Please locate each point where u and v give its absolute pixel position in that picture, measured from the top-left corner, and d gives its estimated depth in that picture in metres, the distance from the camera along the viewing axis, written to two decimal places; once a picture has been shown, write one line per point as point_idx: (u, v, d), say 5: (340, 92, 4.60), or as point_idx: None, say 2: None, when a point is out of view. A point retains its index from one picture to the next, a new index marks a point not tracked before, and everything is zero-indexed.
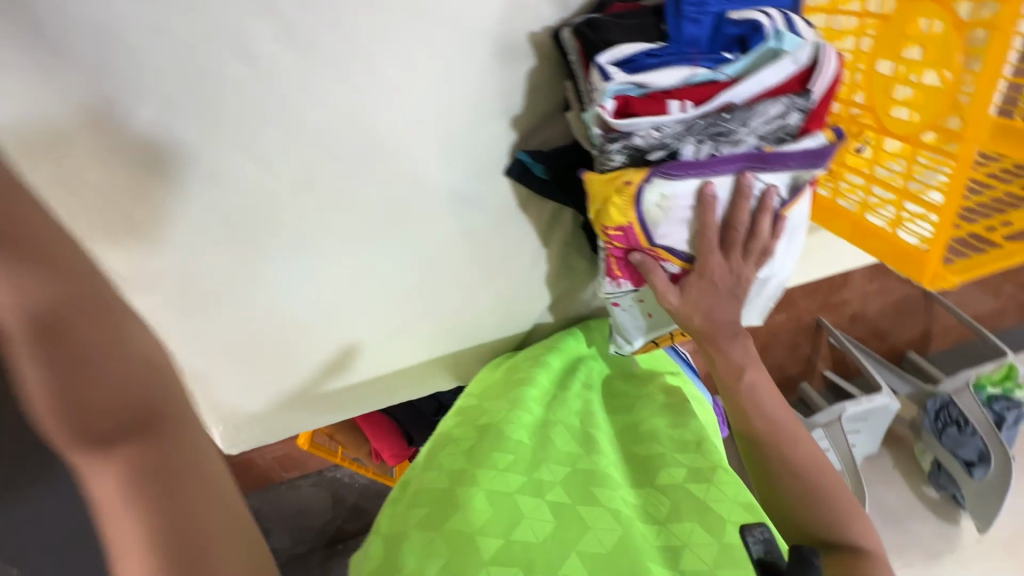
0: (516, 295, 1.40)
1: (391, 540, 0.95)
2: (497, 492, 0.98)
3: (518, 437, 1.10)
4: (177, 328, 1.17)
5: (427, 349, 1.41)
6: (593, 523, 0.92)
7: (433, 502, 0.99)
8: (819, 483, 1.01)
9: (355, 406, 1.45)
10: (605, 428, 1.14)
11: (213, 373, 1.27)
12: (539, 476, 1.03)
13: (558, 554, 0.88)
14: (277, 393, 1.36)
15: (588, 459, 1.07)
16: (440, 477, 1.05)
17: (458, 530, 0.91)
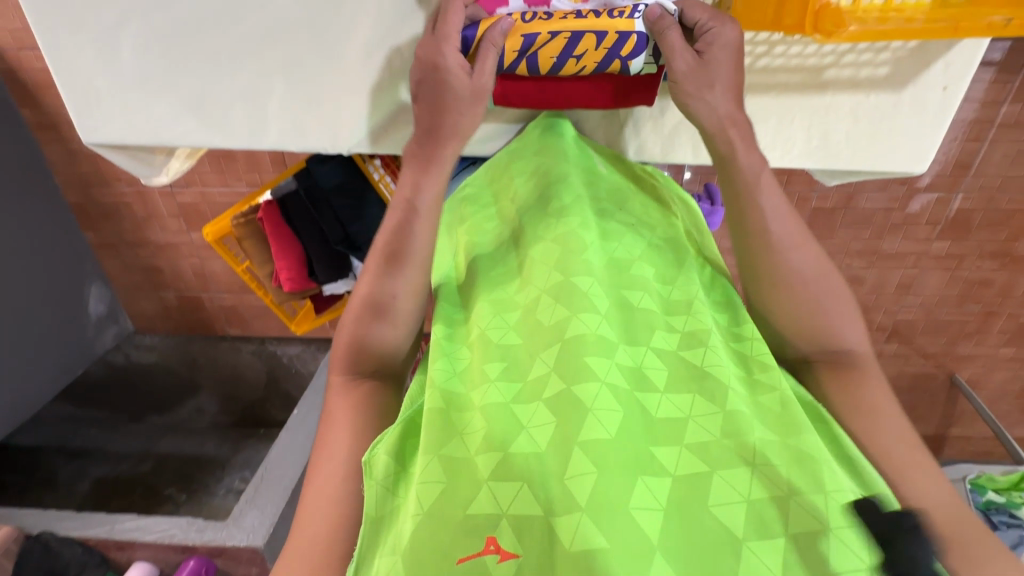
0: (385, 50, 0.67)
1: (512, 487, 0.43)
2: (614, 384, 0.47)
3: (517, 302, 0.57)
4: (95, 46, 0.68)
5: (388, 87, 0.69)
6: (730, 389, 0.49)
7: (495, 416, 0.47)
8: (818, 308, 0.60)
9: (286, 131, 0.73)
10: (613, 211, 0.65)
11: (102, 12, 0.66)
12: (574, 317, 0.51)
13: (721, 448, 0.46)
14: (180, 58, 0.69)
15: (641, 292, 0.57)
16: (495, 375, 0.51)
17: (609, 456, 0.43)
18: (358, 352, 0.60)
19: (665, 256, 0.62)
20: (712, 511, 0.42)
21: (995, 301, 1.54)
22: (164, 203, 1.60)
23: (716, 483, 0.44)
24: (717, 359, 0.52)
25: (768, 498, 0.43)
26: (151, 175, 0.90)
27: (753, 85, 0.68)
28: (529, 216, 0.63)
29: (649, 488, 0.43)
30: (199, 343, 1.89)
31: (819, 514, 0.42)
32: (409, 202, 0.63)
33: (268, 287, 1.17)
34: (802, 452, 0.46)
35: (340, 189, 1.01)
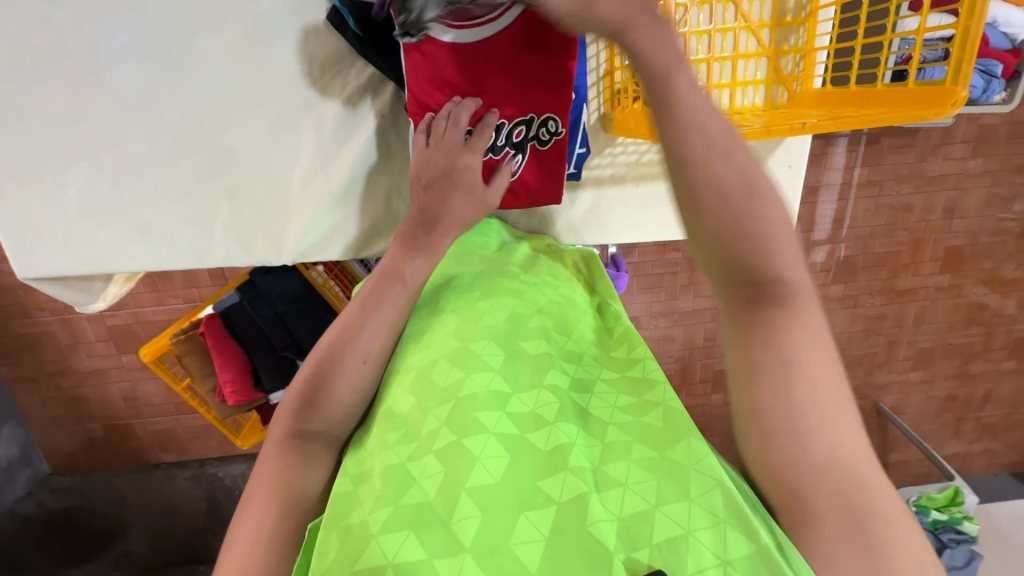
0: (329, 169, 0.75)
1: (398, 537, 0.40)
2: (503, 432, 0.46)
3: (412, 365, 0.56)
4: (42, 187, 0.72)
5: (331, 199, 0.77)
6: (610, 423, 0.49)
7: (387, 479, 0.45)
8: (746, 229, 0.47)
9: (233, 246, 0.78)
10: (514, 277, 0.67)
11: (54, 157, 0.71)
12: (467, 377, 0.51)
13: (599, 473, 0.44)
14: (129, 191, 0.74)
15: (536, 339, 0.56)
16: (394, 441, 0.48)
17: (494, 499, 0.42)
18: (306, 411, 0.54)
19: (558, 307, 0.63)
20: (591, 532, 0.39)
21: (895, 330, 1.74)
22: (92, 328, 1.54)
23: (595, 503, 0.41)
24: (602, 399, 0.52)
25: (641, 513, 0.41)
26: (87, 302, 0.89)
27: (644, 174, 0.83)
28: (439, 298, 0.65)
29: (530, 522, 0.40)
30: (127, 476, 1.74)
31: (690, 521, 0.40)
32: (395, 271, 0.61)
33: (210, 403, 1.14)
34: (675, 463, 0.44)
35: (284, 295, 1.04)
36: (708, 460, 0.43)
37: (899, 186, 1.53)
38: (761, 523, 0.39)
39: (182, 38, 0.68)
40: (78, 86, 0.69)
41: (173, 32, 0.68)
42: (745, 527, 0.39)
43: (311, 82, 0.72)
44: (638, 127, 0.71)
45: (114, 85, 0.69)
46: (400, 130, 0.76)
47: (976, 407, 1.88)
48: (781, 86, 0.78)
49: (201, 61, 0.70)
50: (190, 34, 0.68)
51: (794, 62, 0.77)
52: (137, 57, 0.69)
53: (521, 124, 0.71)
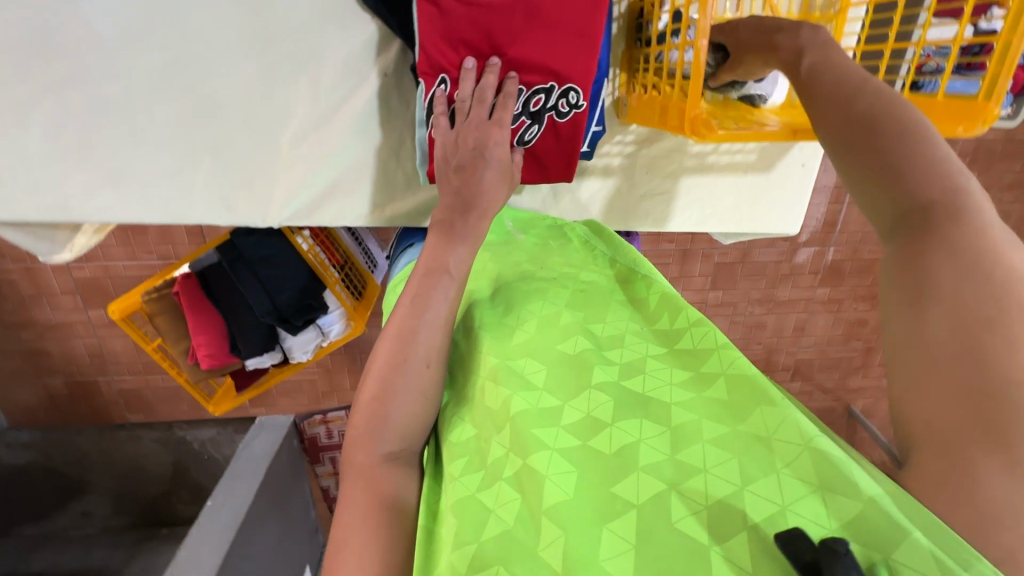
0: (326, 127, 0.71)
1: (489, 575, 0.37)
2: (564, 447, 0.43)
3: (467, 397, 0.53)
4: (3, 122, 0.66)
5: (328, 160, 0.72)
6: (672, 405, 0.45)
7: (458, 514, 0.43)
8: (875, 163, 0.47)
9: (217, 202, 0.72)
10: (542, 274, 0.63)
11: (17, 89, 0.64)
12: (514, 396, 0.47)
13: (675, 463, 0.40)
14: (102, 134, 0.68)
15: (573, 338, 0.52)
16: (461, 473, 0.46)
17: (573, 514, 0.39)
18: (378, 432, 0.48)
19: (591, 292, 0.60)
20: (680, 529, 0.36)
21: (873, 337, 1.77)
22: (57, 279, 1.46)
23: (674, 499, 0.38)
24: (655, 382, 0.48)
25: (726, 500, 0.37)
26: (52, 253, 0.83)
27: (652, 167, 0.79)
28: (478, 306, 0.61)
29: (615, 531, 0.37)
30: (89, 435, 1.65)
31: (782, 495, 0.36)
32: (439, 264, 0.55)
33: (182, 365, 1.09)
34: (754, 437, 0.40)
35: (267, 259, 0.99)
36: (817, 439, 0.39)
37: None
38: (861, 475, 0.36)
39: None
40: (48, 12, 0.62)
41: None
42: (844, 487, 0.35)
43: (309, 32, 0.66)
44: (656, 117, 0.67)
45: (86, 15, 0.63)
46: (403, 93, 0.71)
47: None
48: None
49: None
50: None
51: None
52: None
53: (540, 93, 0.67)
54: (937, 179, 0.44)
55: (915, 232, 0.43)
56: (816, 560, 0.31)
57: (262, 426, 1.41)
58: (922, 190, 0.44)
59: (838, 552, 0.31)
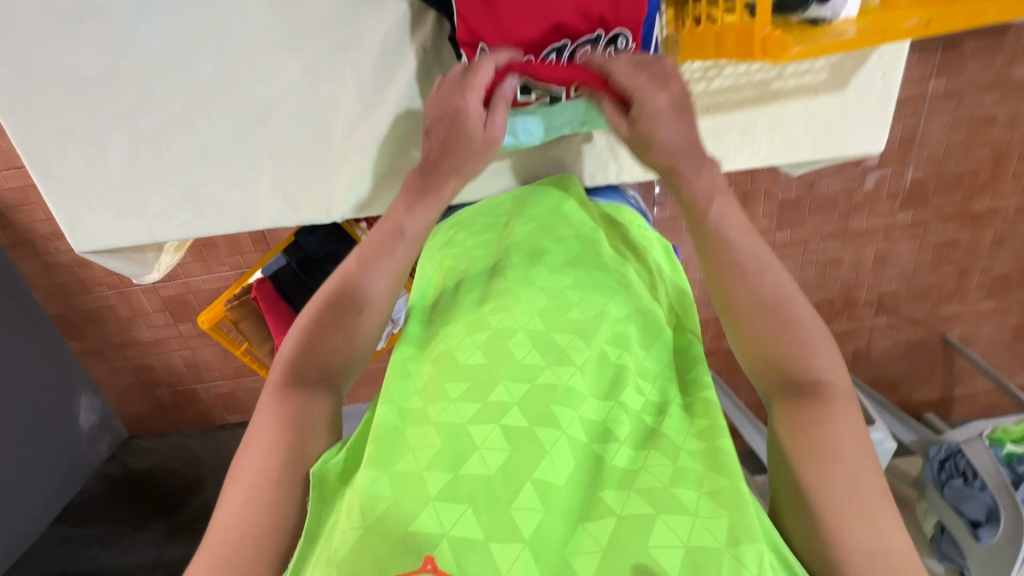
0: (373, 115, 0.71)
1: (457, 507, 0.43)
2: (574, 435, 0.48)
3: (487, 325, 0.57)
4: (85, 153, 0.70)
5: (378, 146, 0.72)
6: (684, 445, 0.48)
7: (444, 436, 0.47)
8: (777, 330, 0.53)
9: (282, 205, 0.75)
10: (579, 261, 0.65)
11: (93, 120, 0.68)
12: (546, 367, 0.52)
13: (667, 493, 0.44)
14: (172, 152, 0.71)
15: (619, 346, 0.55)
16: (456, 397, 0.50)
17: (554, 498, 0.44)
18: (308, 360, 0.56)
19: (648, 320, 0.60)
20: (652, 553, 0.40)
21: (968, 259, 1.61)
22: (148, 299, 1.58)
23: (657, 527, 0.42)
24: (674, 423, 0.51)
25: (709, 548, 0.41)
26: (143, 273, 0.90)
27: (710, 107, 0.74)
28: (512, 262, 0.65)
29: (587, 534, 0.43)
30: (198, 437, 1.84)
31: (760, 563, 0.39)
32: (395, 225, 0.62)
33: (270, 364, 1.15)
34: (741, 494, 0.43)
35: (332, 254, 1.03)
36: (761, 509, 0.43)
37: (982, 97, 1.37)
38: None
39: None
40: (109, 45, 0.65)
41: None
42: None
43: (346, 20, 0.66)
44: (710, 47, 0.62)
45: (141, 41, 0.65)
46: (444, 66, 0.70)
47: None
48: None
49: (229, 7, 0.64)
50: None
51: None
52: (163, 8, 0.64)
53: (586, 44, 0.65)
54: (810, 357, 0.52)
55: (799, 399, 0.50)
56: None
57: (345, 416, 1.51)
58: (799, 364, 0.52)
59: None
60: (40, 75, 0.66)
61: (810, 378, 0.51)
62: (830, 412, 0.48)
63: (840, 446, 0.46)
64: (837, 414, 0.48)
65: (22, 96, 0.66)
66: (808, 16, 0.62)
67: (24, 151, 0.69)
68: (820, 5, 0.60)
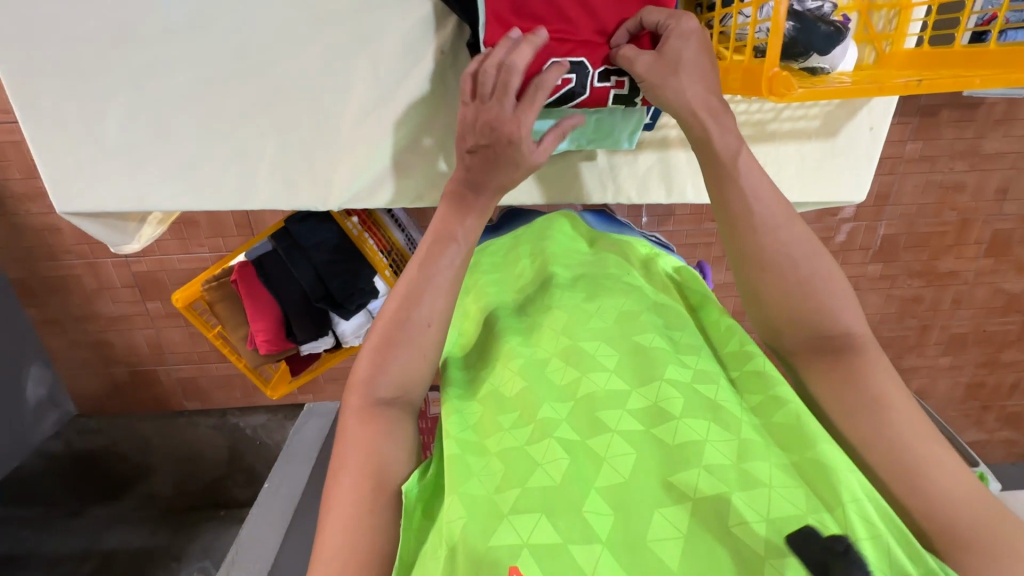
0: (384, 110, 0.71)
1: (530, 518, 0.43)
2: (626, 429, 0.48)
3: (525, 353, 0.57)
4: (81, 113, 0.69)
5: (387, 141, 0.73)
6: (743, 419, 0.49)
7: (504, 461, 0.48)
8: (801, 293, 0.52)
9: (283, 188, 0.74)
10: (619, 269, 0.66)
11: (94, 81, 0.67)
12: (585, 376, 0.52)
13: (739, 471, 0.45)
14: (172, 122, 0.70)
15: (650, 333, 0.56)
16: (508, 425, 0.51)
17: (628, 495, 0.44)
18: (375, 380, 0.53)
19: (667, 310, 0.60)
20: (736, 532, 0.41)
21: (929, 315, 1.69)
22: (118, 273, 1.53)
23: (735, 505, 0.42)
24: (727, 396, 0.51)
25: (795, 517, 0.42)
26: (123, 243, 0.88)
27: None
28: (535, 291, 0.66)
29: (667, 519, 0.42)
30: (151, 422, 1.76)
31: (849, 529, 0.41)
32: (447, 231, 0.57)
33: (241, 351, 1.12)
34: (824, 466, 0.45)
35: (320, 245, 1.01)
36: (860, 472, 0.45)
37: (953, 164, 1.46)
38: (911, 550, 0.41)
39: None
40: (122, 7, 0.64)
41: None
42: (911, 552, 0.41)
43: (368, 13, 0.66)
44: (719, 81, 0.65)
45: (155, 6, 0.65)
46: (460, 70, 0.70)
47: (1001, 395, 1.85)
48: (870, 44, 0.72)
49: None
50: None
51: (887, 18, 0.70)
52: None
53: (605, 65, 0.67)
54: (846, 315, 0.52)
55: (829, 355, 0.51)
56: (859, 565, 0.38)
57: (311, 412, 1.47)
58: (828, 320, 0.51)
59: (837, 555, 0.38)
60: (46, 29, 0.64)
61: (842, 337, 0.51)
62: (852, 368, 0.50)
63: (899, 416, 0.47)
64: (872, 363, 0.50)
65: (24, 47, 0.65)
66: (808, 64, 0.65)
67: (17, 104, 0.67)
68: (820, 56, 0.64)
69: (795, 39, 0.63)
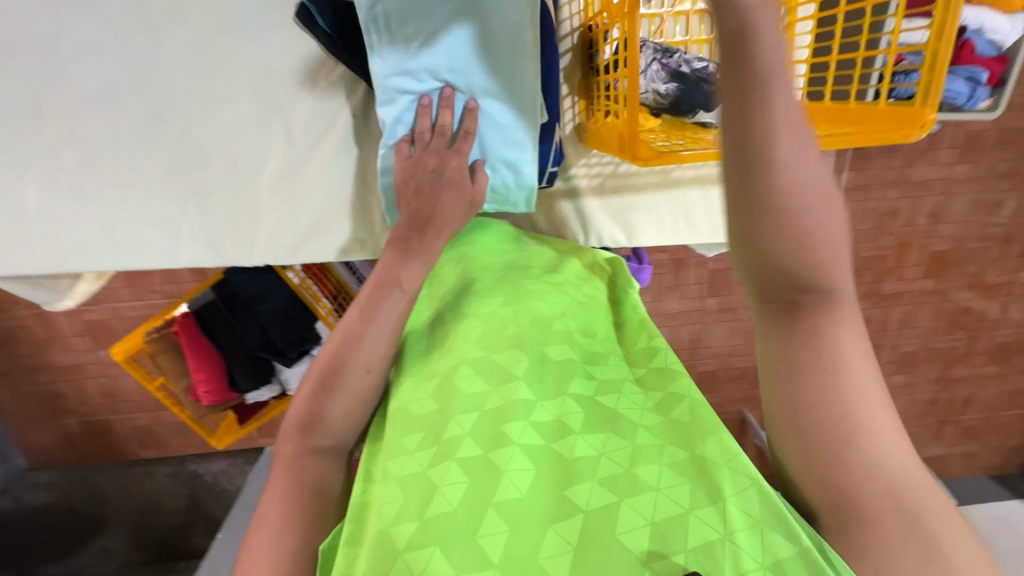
0: (302, 167, 0.74)
1: (424, 554, 0.40)
2: (528, 443, 0.47)
3: (434, 372, 0.57)
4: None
5: (309, 198, 0.75)
6: (639, 425, 0.49)
7: (403, 489, 0.45)
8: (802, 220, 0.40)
9: (207, 245, 0.76)
10: (539, 277, 0.67)
11: (15, 146, 0.69)
12: (493, 392, 0.52)
13: (629, 476, 0.44)
14: (93, 181, 0.71)
15: (561, 346, 0.57)
16: (412, 449, 0.49)
17: (524, 512, 0.42)
18: (314, 428, 0.53)
19: (589, 308, 0.65)
20: (620, 539, 0.40)
21: (881, 336, 1.66)
22: (69, 322, 1.51)
23: (624, 511, 0.41)
24: (626, 400, 0.53)
25: (675, 517, 0.41)
26: (53, 300, 0.88)
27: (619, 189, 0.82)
28: (457, 299, 0.65)
29: (559, 532, 0.41)
30: (105, 473, 1.69)
31: (726, 524, 0.40)
32: (391, 278, 0.59)
33: (184, 402, 1.12)
34: (704, 460, 0.45)
35: (259, 295, 1.02)
36: (741, 457, 0.45)
37: (889, 192, 1.48)
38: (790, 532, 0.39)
39: (146, 27, 0.66)
40: (40, 77, 0.67)
41: (138, 21, 0.66)
42: (784, 528, 0.39)
43: (281, 80, 0.70)
44: (609, 142, 0.70)
45: (73, 75, 0.67)
46: (372, 132, 0.74)
47: (966, 414, 1.79)
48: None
49: (165, 51, 0.67)
50: (153, 26, 0.66)
51: None
52: (98, 49, 0.66)
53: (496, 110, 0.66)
54: (825, 257, 0.42)
55: (794, 311, 0.42)
56: None
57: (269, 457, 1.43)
58: (806, 265, 0.41)
59: None
60: None
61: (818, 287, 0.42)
62: (831, 336, 0.41)
63: (843, 386, 0.41)
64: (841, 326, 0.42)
65: None
66: (696, 119, 0.71)
67: None
68: (706, 111, 0.69)
69: (680, 98, 0.69)
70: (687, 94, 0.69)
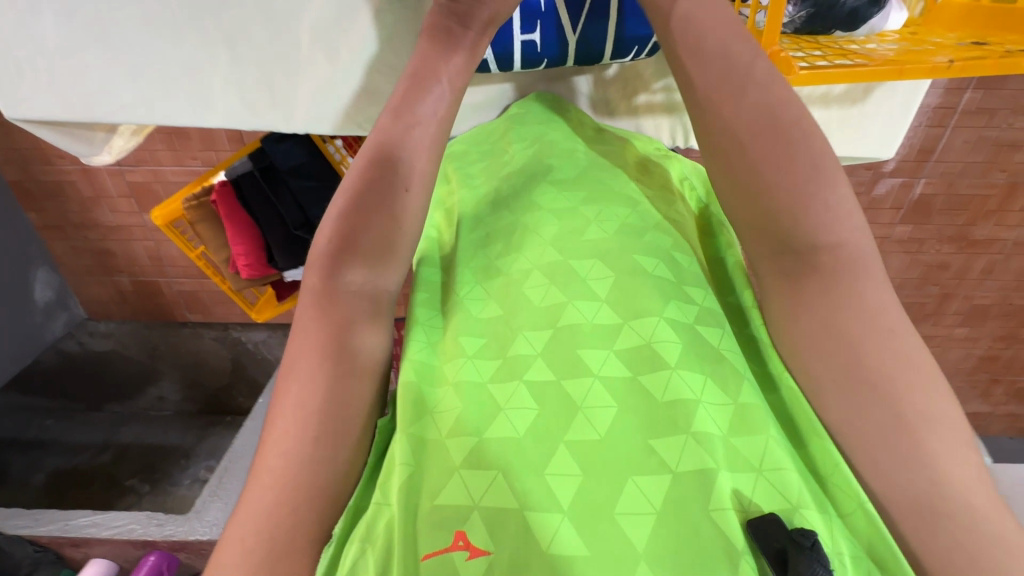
0: (352, 19, 0.63)
1: (485, 476, 0.38)
2: (608, 375, 0.42)
3: (501, 267, 0.50)
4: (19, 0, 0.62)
5: (359, 58, 0.65)
6: (744, 377, 0.43)
7: (463, 397, 0.42)
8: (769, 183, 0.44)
9: (244, 105, 0.68)
10: (625, 179, 0.57)
11: None
12: (568, 301, 0.45)
13: (726, 447, 0.39)
14: (116, 17, 0.63)
15: (656, 258, 0.48)
16: (473, 354, 0.45)
17: (599, 457, 0.38)
18: (347, 249, 0.46)
19: (681, 227, 0.54)
20: (712, 518, 0.35)
21: (953, 283, 1.42)
22: (113, 183, 1.49)
23: (719, 485, 0.36)
24: (731, 344, 0.45)
25: (779, 507, 0.37)
26: (93, 153, 0.84)
27: None
28: (523, 184, 0.56)
29: (640, 488, 0.37)
30: (157, 330, 1.75)
31: (836, 538, 0.37)
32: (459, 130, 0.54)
33: (224, 273, 1.11)
34: (812, 463, 0.41)
35: (298, 170, 0.96)
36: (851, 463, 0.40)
37: (1015, 119, 1.16)
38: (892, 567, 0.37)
39: None
40: None
41: None
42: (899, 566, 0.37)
43: None
44: None
45: None
46: None
47: (1016, 371, 1.57)
48: None
49: None
50: None
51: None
52: None
53: None
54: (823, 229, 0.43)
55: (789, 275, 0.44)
56: (791, 549, 0.34)
57: None
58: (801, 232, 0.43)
59: (801, 544, 0.34)
60: None
61: (818, 254, 0.43)
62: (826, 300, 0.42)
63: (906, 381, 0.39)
64: (869, 280, 0.42)
65: None
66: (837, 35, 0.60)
67: None
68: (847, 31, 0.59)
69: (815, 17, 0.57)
70: (834, 2, 0.56)
